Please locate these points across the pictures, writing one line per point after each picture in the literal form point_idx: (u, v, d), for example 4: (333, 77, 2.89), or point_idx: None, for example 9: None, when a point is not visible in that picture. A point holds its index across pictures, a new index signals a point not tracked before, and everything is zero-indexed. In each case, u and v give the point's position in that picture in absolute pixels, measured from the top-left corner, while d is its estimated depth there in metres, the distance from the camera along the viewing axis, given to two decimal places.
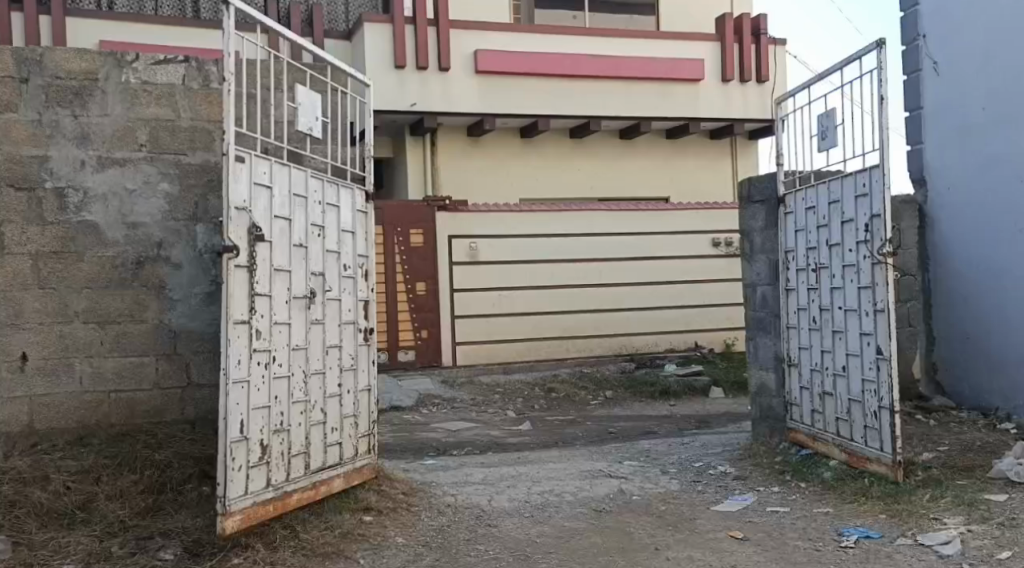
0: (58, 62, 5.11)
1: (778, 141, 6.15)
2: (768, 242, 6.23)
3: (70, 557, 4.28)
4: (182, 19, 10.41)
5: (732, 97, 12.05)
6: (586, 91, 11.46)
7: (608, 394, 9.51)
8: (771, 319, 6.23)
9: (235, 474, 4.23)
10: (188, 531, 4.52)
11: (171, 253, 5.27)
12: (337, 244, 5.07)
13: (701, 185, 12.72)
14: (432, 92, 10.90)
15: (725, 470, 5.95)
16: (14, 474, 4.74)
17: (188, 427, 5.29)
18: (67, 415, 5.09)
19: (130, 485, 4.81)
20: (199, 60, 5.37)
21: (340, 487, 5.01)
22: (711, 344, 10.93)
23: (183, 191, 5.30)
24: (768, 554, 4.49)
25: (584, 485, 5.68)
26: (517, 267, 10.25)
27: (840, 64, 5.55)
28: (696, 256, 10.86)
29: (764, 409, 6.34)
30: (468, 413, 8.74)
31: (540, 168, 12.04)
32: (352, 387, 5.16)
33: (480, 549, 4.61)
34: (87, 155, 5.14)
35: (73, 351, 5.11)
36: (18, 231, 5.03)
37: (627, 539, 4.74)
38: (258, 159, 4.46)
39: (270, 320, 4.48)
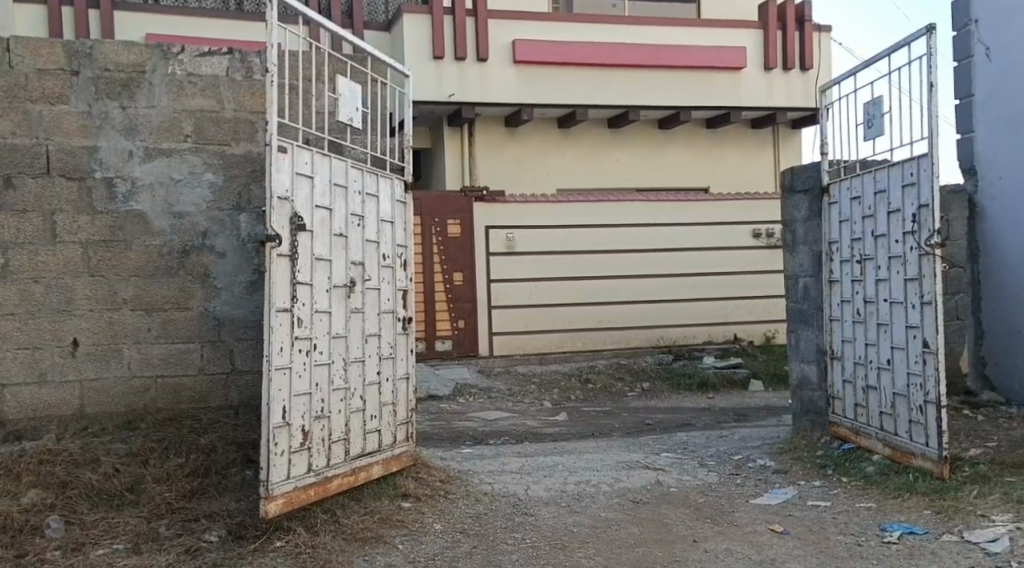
0: (107, 54, 5.22)
1: (822, 129, 6.09)
2: (811, 233, 6.18)
3: (119, 538, 4.41)
4: (226, 12, 10.55)
5: (775, 84, 11.94)
6: (626, 80, 11.43)
7: (645, 386, 9.52)
8: (813, 311, 6.19)
9: (278, 459, 4.32)
10: (232, 514, 4.62)
11: (215, 242, 5.37)
12: (376, 234, 5.14)
13: (741, 173, 12.64)
14: (470, 83, 10.95)
15: (764, 464, 5.95)
16: (66, 456, 4.88)
17: (231, 413, 5.40)
18: (115, 399, 5.22)
19: (176, 469, 4.92)
20: (242, 53, 5.46)
21: (379, 474, 5.08)
22: (750, 337, 10.90)
23: (228, 181, 5.39)
24: (808, 548, 4.48)
25: (621, 476, 5.69)
26: (556, 257, 10.28)
27: (888, 51, 5.47)
28: (736, 247, 10.79)
29: (805, 402, 6.31)
30: (504, 403, 8.79)
31: (578, 159, 12.03)
32: (390, 375, 5.23)
33: (517, 538, 4.66)
34: (134, 145, 5.25)
35: (121, 337, 5.23)
36: (70, 220, 5.15)
37: (664, 531, 4.76)
38: (299, 149, 4.53)
39: (311, 308, 4.55)
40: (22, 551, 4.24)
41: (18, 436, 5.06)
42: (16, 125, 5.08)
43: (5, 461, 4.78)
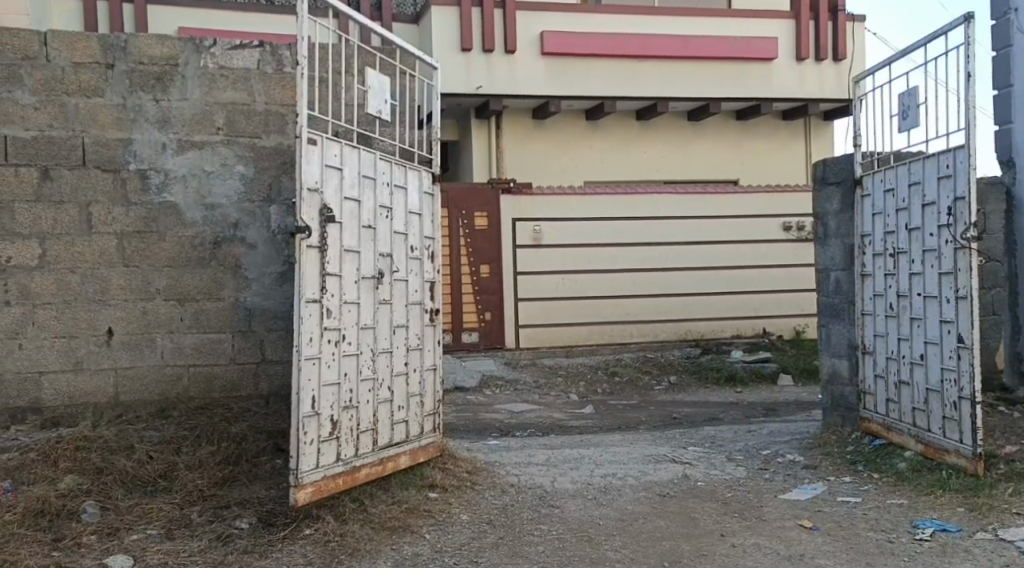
0: (141, 47, 5.30)
1: (855, 120, 6.04)
2: (843, 226, 6.14)
3: (153, 523, 4.49)
4: (256, 5, 10.62)
5: (808, 75, 11.85)
6: (656, 72, 11.38)
7: (672, 379, 9.50)
8: (845, 305, 6.15)
9: (308, 448, 4.37)
10: (262, 502, 4.68)
11: (246, 234, 5.44)
12: (404, 226, 5.18)
13: (772, 165, 12.56)
14: (498, 75, 10.95)
15: (793, 459, 5.93)
16: (102, 443, 4.98)
17: (262, 402, 5.48)
18: (149, 388, 5.31)
19: (208, 457, 5.00)
20: (272, 45, 5.51)
21: (407, 464, 5.13)
22: (779, 332, 10.83)
23: (258, 173, 5.45)
24: (837, 544, 4.47)
25: (648, 469, 5.70)
26: (584, 250, 10.28)
27: (924, 41, 5.41)
28: (765, 240, 10.73)
29: (836, 397, 6.27)
30: (531, 396, 8.82)
31: (606, 151, 12.01)
32: (418, 366, 5.27)
33: (543, 529, 4.69)
34: (167, 138, 5.32)
35: (155, 327, 5.32)
36: (105, 211, 5.23)
37: (691, 525, 4.76)
38: (329, 141, 4.58)
39: (340, 299, 4.60)
40: (60, 535, 4.33)
41: (56, 422, 5.16)
42: (52, 117, 5.16)
43: (43, 448, 4.88)
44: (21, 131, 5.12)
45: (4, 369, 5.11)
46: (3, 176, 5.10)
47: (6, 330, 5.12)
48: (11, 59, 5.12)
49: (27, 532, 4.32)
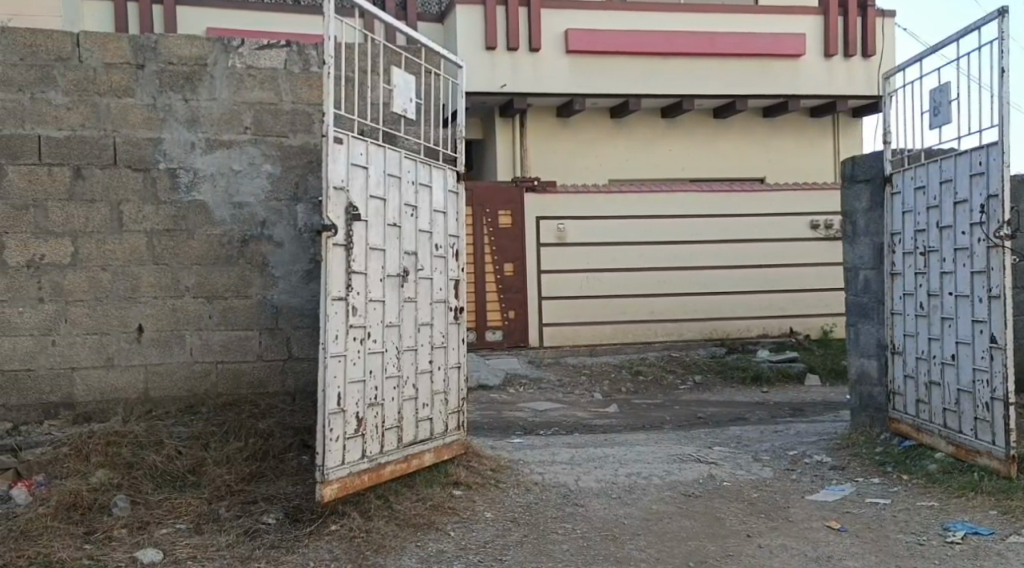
0: (171, 47, 5.36)
1: (885, 117, 5.99)
2: (872, 224, 6.09)
3: (182, 518, 4.55)
4: (283, 5, 10.69)
5: (836, 72, 11.77)
6: (681, 70, 11.35)
7: (697, 379, 9.47)
8: (874, 304, 6.10)
9: (334, 445, 4.41)
10: (289, 498, 4.73)
11: (274, 232, 5.50)
12: (429, 224, 5.20)
13: (798, 163, 12.48)
14: (523, 74, 10.97)
15: (821, 460, 5.90)
16: (132, 438, 5.05)
17: (288, 399, 5.54)
18: (178, 384, 5.37)
19: (236, 452, 5.06)
20: (299, 45, 5.57)
21: (431, 461, 5.16)
22: (807, 331, 10.75)
23: (286, 171, 5.51)
24: (866, 546, 4.45)
25: (673, 469, 5.69)
26: (609, 248, 10.27)
27: (957, 36, 5.36)
28: (792, 239, 10.67)
29: (865, 397, 6.22)
30: (555, 394, 8.82)
31: (631, 149, 11.99)
32: (442, 364, 5.29)
33: (568, 528, 4.70)
34: (196, 137, 5.38)
35: (184, 324, 5.38)
36: (135, 209, 5.30)
37: (717, 525, 4.76)
38: (355, 140, 4.61)
39: (365, 297, 4.63)
40: (91, 529, 4.41)
41: (87, 417, 5.24)
42: (85, 117, 5.24)
43: (75, 443, 4.96)
44: (54, 131, 5.19)
45: (37, 366, 5.19)
46: (37, 175, 5.18)
47: (39, 327, 5.19)
48: (44, 60, 5.20)
49: (60, 524, 4.40)
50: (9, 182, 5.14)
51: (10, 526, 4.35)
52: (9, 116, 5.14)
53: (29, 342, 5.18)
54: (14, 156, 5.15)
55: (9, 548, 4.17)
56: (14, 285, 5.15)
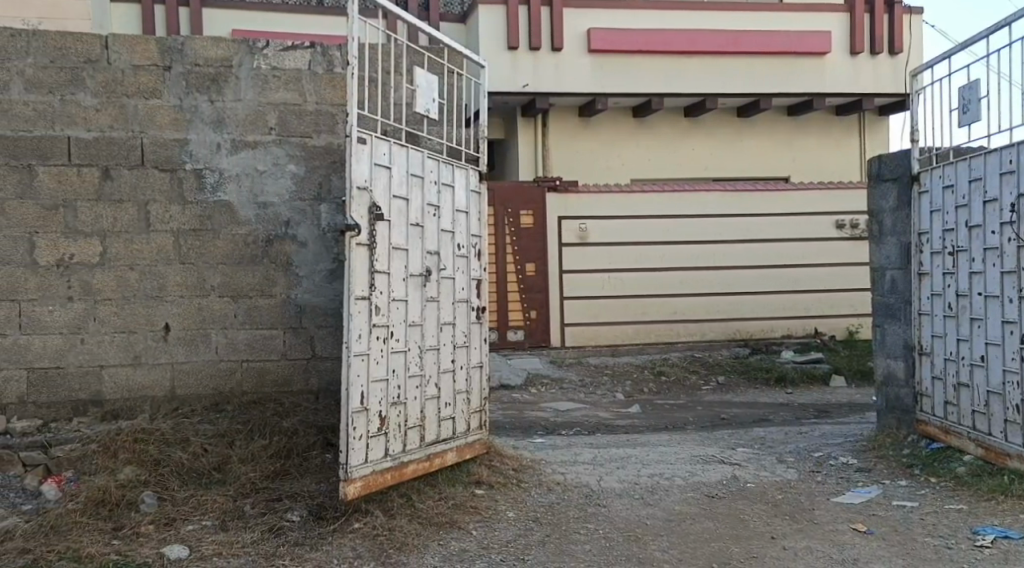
0: (197, 49, 5.42)
1: (913, 114, 5.94)
2: (900, 223, 6.04)
3: (208, 515, 4.60)
4: (308, 6, 10.76)
5: (861, 71, 11.70)
6: (704, 69, 11.31)
7: (720, 379, 9.44)
8: (901, 305, 6.05)
9: (357, 443, 4.44)
10: (313, 495, 4.76)
11: (298, 232, 5.54)
12: (451, 224, 5.22)
13: (822, 163, 12.40)
14: (545, 74, 10.97)
15: (846, 461, 5.87)
16: (159, 435, 5.10)
17: (312, 397, 5.58)
18: (204, 381, 5.42)
19: (261, 450, 5.11)
20: (324, 45, 5.61)
21: (453, 460, 5.18)
22: (832, 332, 10.68)
23: (310, 171, 5.55)
24: (894, 549, 4.43)
25: (696, 470, 5.68)
26: (632, 248, 10.26)
27: (987, 32, 5.31)
28: (818, 238, 10.61)
29: (891, 398, 6.17)
30: (577, 394, 8.82)
31: (654, 149, 11.96)
32: (464, 363, 5.31)
33: (590, 528, 4.71)
34: (222, 138, 5.44)
35: (210, 323, 5.43)
36: (162, 209, 5.36)
37: (742, 527, 4.75)
38: (378, 140, 4.64)
39: (388, 296, 4.66)
40: (120, 525, 4.47)
41: (115, 415, 5.31)
42: (113, 118, 5.30)
43: (103, 439, 5.03)
44: (84, 132, 5.26)
45: (67, 363, 5.26)
46: (66, 176, 5.25)
47: (68, 325, 5.26)
48: (74, 62, 5.27)
49: (89, 520, 4.46)
50: (39, 183, 5.22)
51: (40, 521, 4.42)
52: (40, 117, 5.22)
53: (59, 340, 5.25)
54: (44, 157, 5.22)
55: (39, 543, 4.24)
56: (44, 284, 5.23)
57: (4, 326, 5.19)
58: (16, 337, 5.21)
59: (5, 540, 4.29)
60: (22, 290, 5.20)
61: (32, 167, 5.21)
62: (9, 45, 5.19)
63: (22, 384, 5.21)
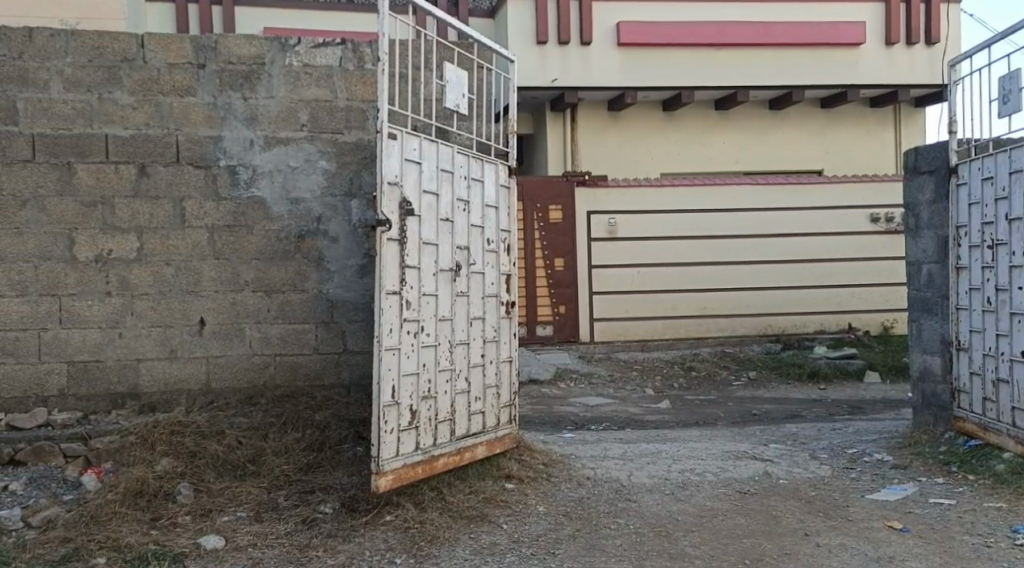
0: (230, 47, 5.48)
1: (950, 105, 5.88)
2: (936, 216, 5.99)
3: (242, 506, 4.67)
4: (337, 4, 10.82)
5: (896, 61, 11.57)
6: (735, 61, 11.25)
7: (751, 375, 9.40)
8: (938, 300, 5.99)
9: (388, 437, 4.48)
10: (345, 488, 4.81)
11: (329, 227, 5.60)
12: (481, 219, 5.25)
13: (856, 155, 12.28)
14: (574, 67, 10.96)
15: (881, 459, 5.84)
16: (195, 428, 5.19)
17: (343, 391, 5.64)
18: (238, 375, 5.50)
19: (294, 443, 5.18)
20: (354, 43, 5.65)
21: (483, 455, 5.19)
22: (866, 327, 10.59)
23: (339, 168, 5.61)
24: (929, 547, 4.40)
25: (727, 466, 5.67)
26: (662, 242, 10.23)
27: None
28: (851, 232, 10.52)
29: (927, 395, 6.11)
30: (606, 389, 8.82)
31: (684, 142, 11.91)
32: (494, 358, 5.34)
33: (620, 523, 4.72)
34: (255, 135, 5.50)
35: (244, 317, 5.51)
36: (197, 206, 5.44)
37: (773, 524, 4.73)
38: (408, 136, 4.68)
39: (418, 291, 4.70)
40: (157, 515, 4.55)
41: (152, 408, 5.41)
42: (149, 117, 5.39)
43: (141, 431, 5.12)
44: (121, 130, 5.35)
45: (106, 357, 5.36)
46: (104, 174, 5.34)
47: (106, 320, 5.35)
48: (111, 61, 5.35)
49: (129, 510, 4.54)
50: (78, 180, 5.32)
51: (81, 511, 4.51)
52: (78, 116, 5.31)
53: (97, 334, 5.35)
54: (82, 155, 5.32)
55: (80, 532, 4.33)
56: (82, 278, 5.32)
57: (44, 320, 5.30)
58: (56, 331, 5.31)
59: (47, 529, 4.39)
60: (62, 284, 5.30)
61: (70, 164, 5.31)
62: (48, 46, 5.29)
63: (62, 378, 5.32)
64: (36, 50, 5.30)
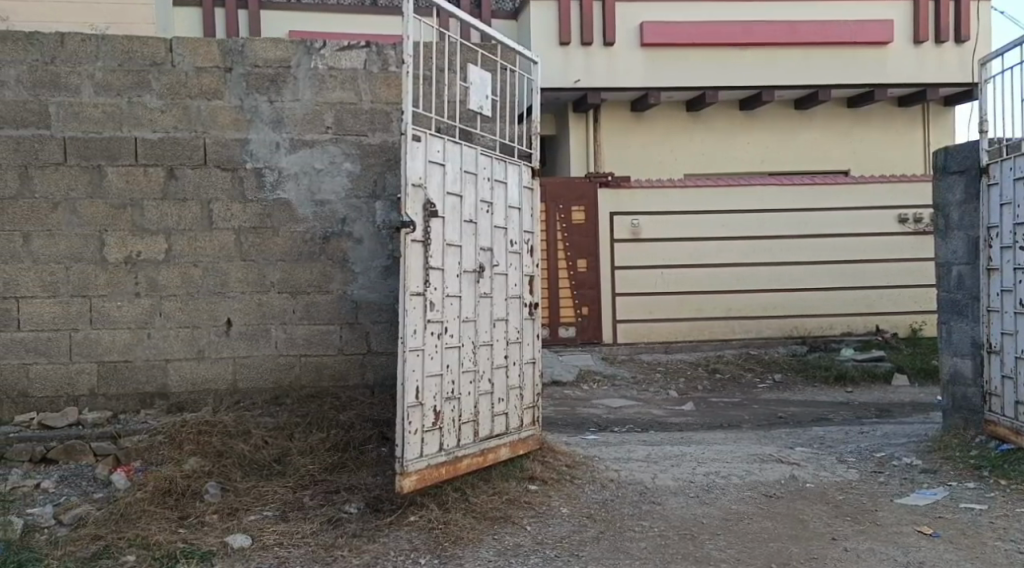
0: (257, 51, 5.53)
1: (982, 104, 5.82)
2: (968, 217, 5.93)
3: (269, 505, 4.72)
4: (362, 6, 10.89)
5: (924, 59, 11.46)
6: (760, 61, 11.19)
7: (777, 378, 9.35)
8: (969, 302, 5.93)
9: (412, 438, 4.50)
10: (369, 488, 4.85)
11: (353, 229, 5.63)
12: (504, 220, 5.26)
13: (882, 155, 12.18)
14: (597, 68, 10.96)
15: (910, 462, 5.80)
16: (221, 428, 5.25)
17: (367, 391, 5.68)
18: (265, 375, 5.56)
19: (319, 443, 5.22)
20: (379, 45, 5.68)
21: (507, 456, 5.21)
22: (895, 329, 10.49)
23: (364, 170, 5.65)
24: (961, 552, 4.37)
25: (753, 469, 5.65)
26: (686, 243, 10.21)
27: None
28: (879, 233, 10.42)
29: (957, 398, 6.04)
30: (630, 391, 8.80)
31: (708, 142, 11.86)
32: (518, 359, 5.36)
33: (645, 526, 4.72)
34: (282, 137, 5.56)
35: (270, 318, 5.56)
36: (224, 207, 5.50)
37: (800, 527, 4.71)
38: (432, 137, 4.70)
39: (442, 292, 4.72)
40: (185, 514, 4.60)
41: (180, 407, 5.48)
42: (178, 119, 5.45)
43: (170, 431, 5.19)
44: (150, 133, 5.42)
45: (135, 357, 5.43)
46: (134, 176, 5.41)
47: (136, 321, 5.42)
48: (141, 65, 5.42)
49: (157, 509, 4.59)
50: (109, 182, 5.39)
51: (111, 509, 4.57)
52: (109, 119, 5.38)
53: (127, 334, 5.41)
54: (112, 157, 5.39)
55: (110, 530, 4.39)
56: (113, 279, 5.39)
57: (75, 320, 5.38)
58: (87, 332, 5.39)
59: (79, 526, 4.46)
60: (93, 285, 5.38)
61: (101, 167, 5.38)
62: (80, 50, 5.37)
63: (92, 377, 5.40)
64: (68, 54, 5.38)
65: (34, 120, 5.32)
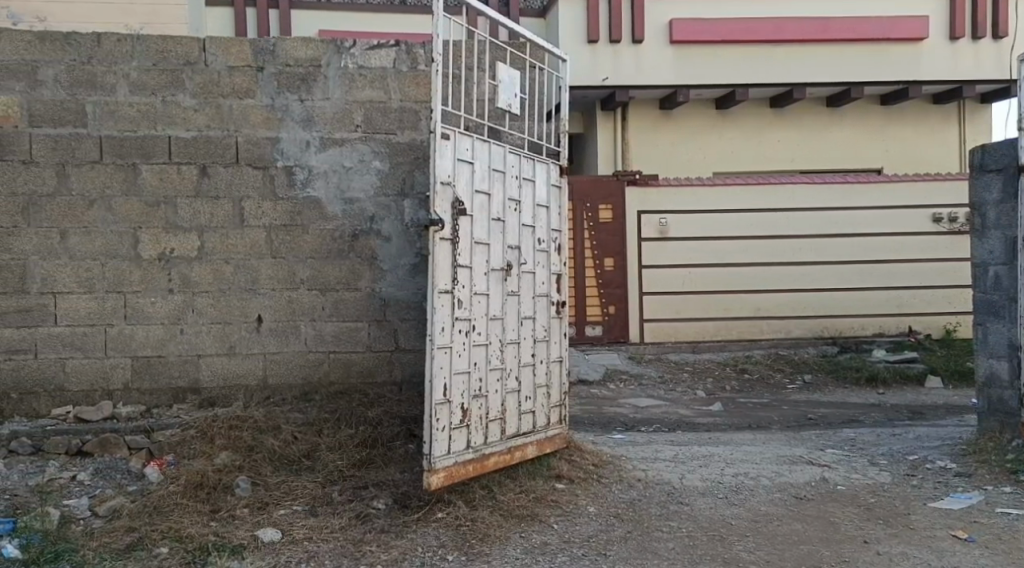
0: (288, 50, 5.59)
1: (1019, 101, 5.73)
2: (1005, 217, 5.85)
3: (298, 500, 4.77)
4: (392, 5, 10.94)
5: (958, 56, 11.32)
6: (790, 59, 11.11)
7: (807, 379, 9.29)
8: (1006, 302, 5.86)
9: (439, 435, 4.53)
10: (397, 484, 4.88)
11: (382, 226, 5.68)
12: (532, 218, 5.28)
13: (914, 153, 12.05)
14: (625, 66, 10.94)
15: (944, 466, 5.74)
16: (252, 423, 5.31)
17: (395, 389, 5.71)
18: (294, 372, 5.61)
19: (347, 439, 5.26)
20: (408, 44, 5.71)
21: (534, 454, 5.22)
22: (928, 330, 10.38)
23: (393, 168, 5.68)
24: (997, 558, 4.33)
25: (783, 470, 5.62)
26: (715, 242, 10.17)
27: None
28: (911, 233, 10.31)
29: (993, 401, 5.96)
30: (657, 391, 8.78)
31: (738, 141, 11.79)
32: (545, 357, 5.37)
33: (674, 526, 4.72)
34: (312, 136, 5.60)
35: (299, 314, 5.61)
36: (255, 206, 5.56)
37: (831, 530, 4.69)
38: (461, 135, 4.72)
39: (470, 290, 4.74)
40: (216, 507, 4.66)
41: (211, 402, 5.54)
42: (210, 119, 5.51)
43: (201, 426, 5.26)
44: (184, 132, 5.49)
45: (168, 353, 5.50)
46: (167, 174, 5.48)
47: (169, 316, 5.49)
48: (175, 65, 5.50)
49: (190, 502, 4.66)
50: (143, 181, 5.46)
51: (145, 502, 4.64)
52: (144, 118, 5.46)
53: (160, 330, 5.49)
54: (146, 156, 5.46)
55: (143, 523, 4.46)
56: (147, 276, 5.47)
57: (110, 316, 5.46)
58: (121, 328, 5.46)
59: (113, 518, 4.53)
60: (127, 282, 5.45)
61: (136, 165, 5.46)
62: (116, 50, 5.46)
63: (127, 373, 5.48)
64: (104, 54, 5.46)
65: (71, 119, 5.40)
